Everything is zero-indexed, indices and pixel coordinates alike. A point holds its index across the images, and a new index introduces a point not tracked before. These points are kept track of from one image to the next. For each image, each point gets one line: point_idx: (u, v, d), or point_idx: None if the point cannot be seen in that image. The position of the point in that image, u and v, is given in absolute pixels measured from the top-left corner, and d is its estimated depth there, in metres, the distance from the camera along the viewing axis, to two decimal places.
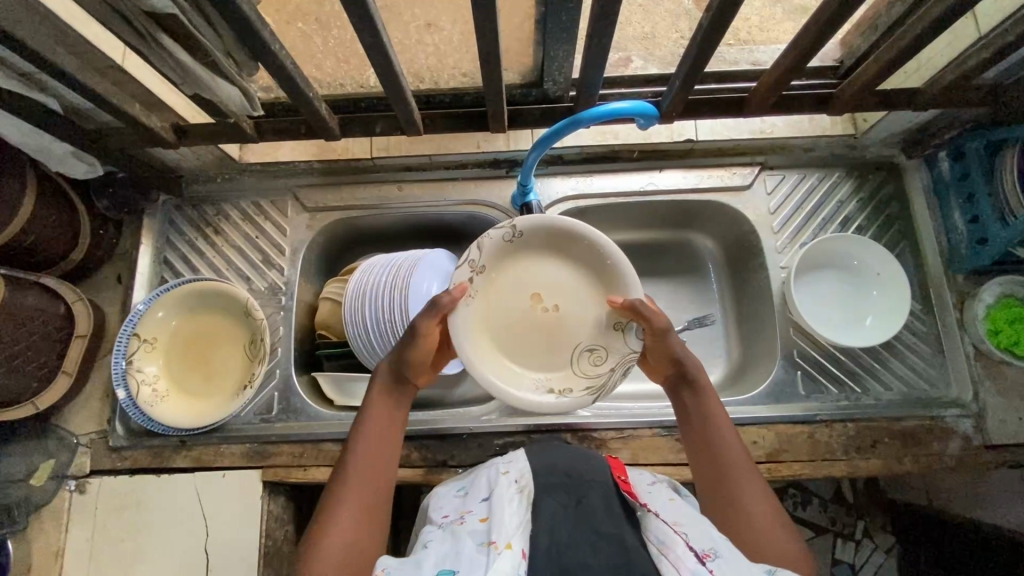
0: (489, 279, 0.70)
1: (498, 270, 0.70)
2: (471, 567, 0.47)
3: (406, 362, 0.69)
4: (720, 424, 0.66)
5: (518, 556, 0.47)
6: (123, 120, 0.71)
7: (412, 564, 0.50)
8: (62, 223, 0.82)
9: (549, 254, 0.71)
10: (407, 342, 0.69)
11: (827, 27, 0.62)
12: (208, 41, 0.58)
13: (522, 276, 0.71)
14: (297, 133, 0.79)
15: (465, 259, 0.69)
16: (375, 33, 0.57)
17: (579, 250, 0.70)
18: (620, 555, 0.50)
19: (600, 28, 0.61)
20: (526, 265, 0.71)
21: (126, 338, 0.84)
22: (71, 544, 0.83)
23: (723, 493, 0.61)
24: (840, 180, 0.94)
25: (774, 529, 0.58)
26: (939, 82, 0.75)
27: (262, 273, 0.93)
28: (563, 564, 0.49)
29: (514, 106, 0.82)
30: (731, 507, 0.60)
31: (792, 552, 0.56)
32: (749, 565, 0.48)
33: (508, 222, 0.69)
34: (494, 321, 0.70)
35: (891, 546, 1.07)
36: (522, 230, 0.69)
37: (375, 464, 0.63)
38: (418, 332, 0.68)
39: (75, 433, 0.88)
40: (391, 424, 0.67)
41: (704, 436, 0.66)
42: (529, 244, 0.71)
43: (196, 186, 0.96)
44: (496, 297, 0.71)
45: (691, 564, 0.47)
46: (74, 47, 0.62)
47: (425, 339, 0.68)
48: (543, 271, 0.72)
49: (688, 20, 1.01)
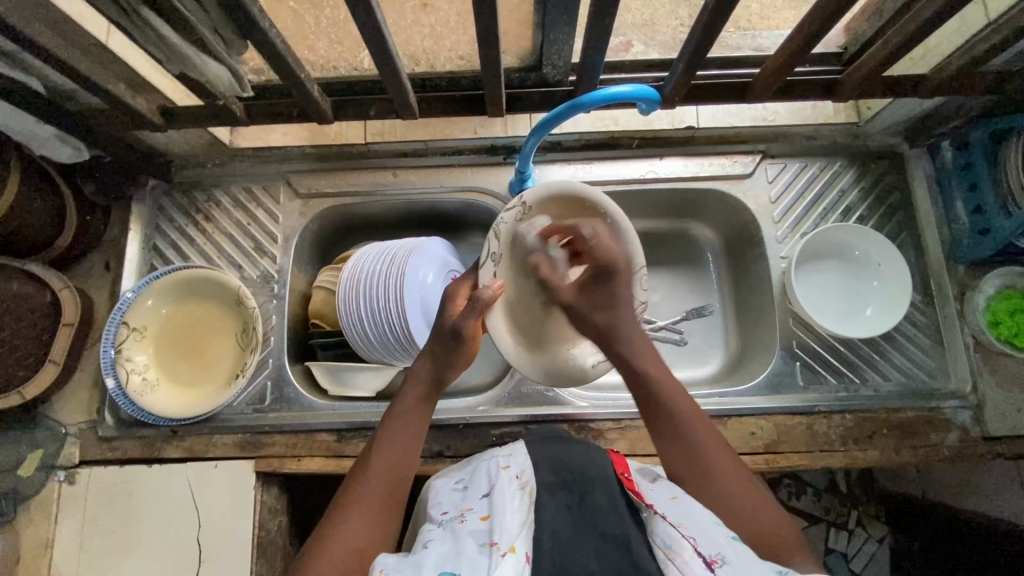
0: (507, 259, 0.75)
1: (516, 250, 0.74)
2: (473, 569, 0.46)
3: (445, 368, 0.69)
4: (682, 405, 0.64)
5: (522, 560, 0.47)
6: (109, 102, 0.68)
7: (411, 564, 0.49)
8: (48, 208, 0.80)
9: (553, 221, 0.74)
10: (451, 346, 0.69)
11: (834, 11, 0.60)
12: (195, 19, 0.56)
13: (533, 250, 0.74)
14: (289, 116, 0.77)
15: (485, 250, 0.75)
16: (368, 12, 0.55)
17: (579, 214, 0.72)
18: (623, 560, 0.49)
19: (602, 9, 0.59)
20: (536, 238, 0.74)
21: (115, 327, 0.82)
22: (61, 534, 0.81)
23: (707, 486, 0.59)
24: (843, 169, 0.93)
25: (766, 519, 0.57)
26: (947, 69, 0.73)
27: (253, 261, 0.91)
28: (565, 567, 0.49)
29: (513, 89, 0.80)
30: (714, 495, 0.59)
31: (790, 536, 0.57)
32: (755, 567, 0.48)
33: (517, 201, 0.73)
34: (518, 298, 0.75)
35: (885, 535, 1.08)
36: (531, 204, 0.72)
37: (394, 467, 0.61)
38: (463, 335, 0.69)
39: (64, 423, 0.86)
40: (416, 429, 0.65)
41: (668, 415, 0.63)
42: (540, 216, 0.74)
43: (185, 172, 0.94)
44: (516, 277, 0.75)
45: (699, 570, 0.46)
46: (57, 24, 0.60)
47: (469, 342, 0.69)
48: (552, 242, 0.73)
49: (689, 5, 0.99)
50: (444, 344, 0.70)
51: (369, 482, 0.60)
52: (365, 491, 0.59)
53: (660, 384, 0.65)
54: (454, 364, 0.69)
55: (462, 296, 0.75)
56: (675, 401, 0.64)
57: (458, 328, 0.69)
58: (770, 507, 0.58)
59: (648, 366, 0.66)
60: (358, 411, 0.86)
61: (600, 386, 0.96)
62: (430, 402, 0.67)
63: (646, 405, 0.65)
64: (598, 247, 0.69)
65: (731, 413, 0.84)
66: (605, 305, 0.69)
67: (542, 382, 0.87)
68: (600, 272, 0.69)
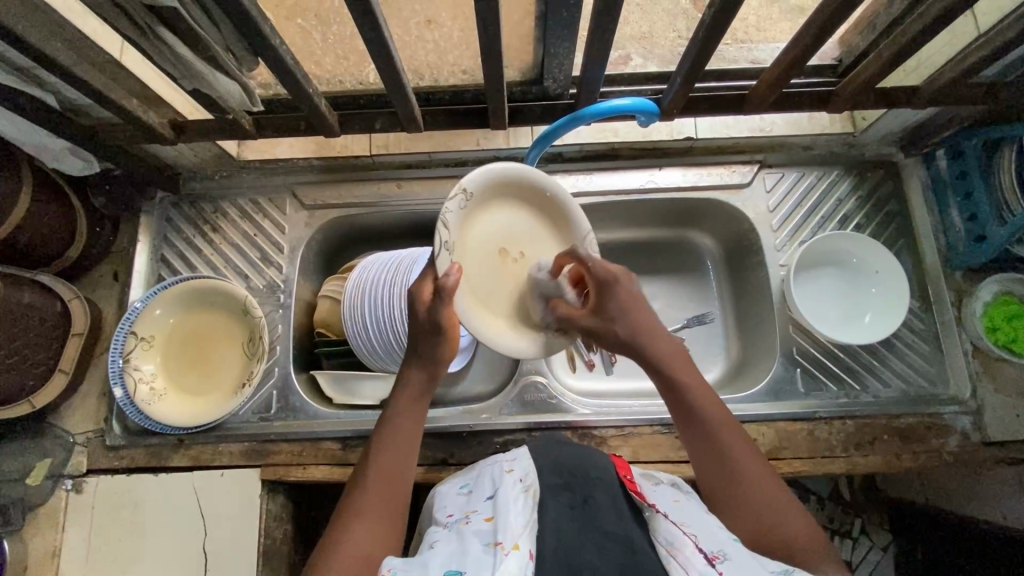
0: (459, 249, 0.63)
1: (466, 240, 0.64)
2: (478, 567, 0.47)
3: (432, 363, 0.65)
4: (714, 411, 0.62)
5: (525, 557, 0.48)
6: (121, 116, 0.70)
7: (419, 564, 0.50)
8: (60, 220, 0.82)
9: (495, 203, 0.67)
10: (433, 339, 0.63)
11: (826, 27, 0.62)
12: (208, 36, 0.57)
13: (481, 238, 0.66)
14: (297, 129, 0.78)
15: (439, 242, 0.61)
16: (375, 29, 0.57)
17: (521, 190, 0.68)
18: (626, 556, 0.50)
19: (601, 24, 0.60)
20: (487, 223, 0.66)
21: (124, 336, 0.83)
22: (69, 543, 0.82)
23: (735, 491, 0.59)
24: (840, 178, 0.94)
25: (795, 525, 0.56)
26: (939, 80, 0.75)
27: (260, 271, 0.93)
28: (570, 564, 0.49)
29: (515, 103, 0.83)
30: (743, 501, 0.58)
31: (813, 541, 0.56)
32: (757, 566, 0.49)
33: (457, 189, 0.62)
34: (480, 288, 0.65)
35: (888, 543, 1.09)
36: (473, 190, 0.63)
37: (395, 468, 0.62)
38: (442, 328, 0.62)
39: (72, 432, 0.87)
40: (414, 429, 0.65)
41: (703, 427, 0.62)
42: (480, 200, 0.65)
43: (193, 184, 0.95)
44: (473, 269, 0.65)
45: (702, 567, 0.47)
46: (73, 42, 0.61)
47: (450, 334, 0.63)
48: (495, 221, 0.67)
49: (687, 19, 1.02)
50: (425, 336, 0.64)
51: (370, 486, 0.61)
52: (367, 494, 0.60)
53: (692, 388, 0.63)
54: (438, 353, 0.65)
55: (426, 292, 0.63)
56: (703, 404, 0.62)
57: (434, 321, 0.62)
58: (800, 514, 0.57)
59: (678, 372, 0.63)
60: (363, 418, 0.87)
61: (602, 394, 0.97)
62: (423, 400, 0.66)
63: (676, 410, 0.64)
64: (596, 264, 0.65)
65: (733, 420, 0.85)
66: (620, 315, 0.64)
67: (545, 390, 0.88)
68: (603, 279, 0.65)
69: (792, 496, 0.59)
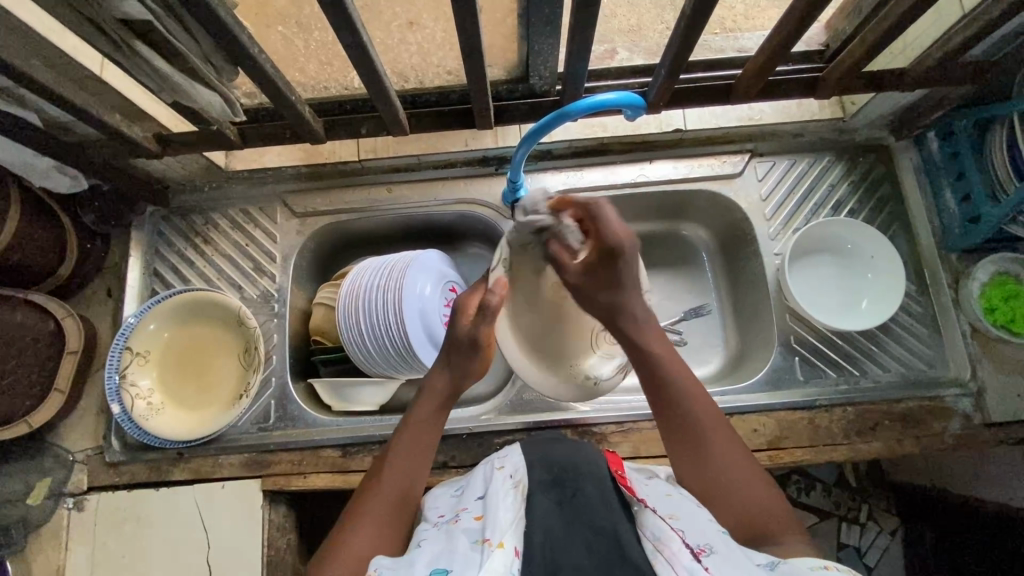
0: (517, 271, 0.72)
1: (523, 266, 0.72)
2: (463, 566, 0.47)
3: (461, 374, 0.69)
4: (686, 390, 0.65)
5: (511, 555, 0.48)
6: (106, 133, 0.70)
7: (405, 564, 0.50)
8: (48, 239, 0.81)
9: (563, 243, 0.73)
10: (468, 354, 0.69)
11: (810, 13, 0.62)
12: (185, 47, 0.57)
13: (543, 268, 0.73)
14: (282, 137, 0.78)
15: (498, 259, 0.70)
16: (354, 34, 0.56)
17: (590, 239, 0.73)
18: (613, 553, 0.50)
19: (583, 19, 0.60)
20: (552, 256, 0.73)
21: (119, 352, 0.83)
22: (71, 560, 0.82)
23: (707, 471, 0.61)
24: (832, 163, 0.94)
25: (763, 505, 0.58)
26: (925, 62, 0.74)
27: (253, 281, 0.93)
28: (552, 564, 0.49)
29: (501, 101, 0.82)
30: (719, 487, 0.60)
31: (780, 513, 0.58)
32: (742, 560, 0.48)
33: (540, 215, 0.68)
34: (522, 309, 0.75)
35: (896, 528, 1.07)
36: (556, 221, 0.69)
37: (406, 479, 0.62)
38: (479, 342, 0.68)
39: (72, 450, 0.87)
40: (429, 438, 0.66)
41: (675, 402, 0.64)
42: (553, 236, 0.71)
43: (183, 196, 0.95)
44: (522, 287, 0.74)
45: (687, 560, 0.47)
46: (51, 59, 0.60)
47: (486, 350, 0.69)
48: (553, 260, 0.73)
49: (673, 9, 1.01)
50: (459, 350, 0.69)
51: (382, 489, 0.61)
52: (378, 498, 0.61)
53: (672, 369, 0.66)
54: (469, 369, 0.69)
55: (471, 307, 0.70)
56: (683, 383, 0.65)
57: (475, 336, 0.67)
58: (772, 497, 0.59)
59: (652, 345, 0.67)
60: (361, 425, 0.87)
61: None
62: (444, 413, 0.68)
63: (653, 390, 0.66)
64: (604, 226, 0.66)
65: (732, 412, 0.85)
66: (616, 283, 0.68)
67: None
68: (614, 248, 0.66)
69: (765, 479, 0.61)
